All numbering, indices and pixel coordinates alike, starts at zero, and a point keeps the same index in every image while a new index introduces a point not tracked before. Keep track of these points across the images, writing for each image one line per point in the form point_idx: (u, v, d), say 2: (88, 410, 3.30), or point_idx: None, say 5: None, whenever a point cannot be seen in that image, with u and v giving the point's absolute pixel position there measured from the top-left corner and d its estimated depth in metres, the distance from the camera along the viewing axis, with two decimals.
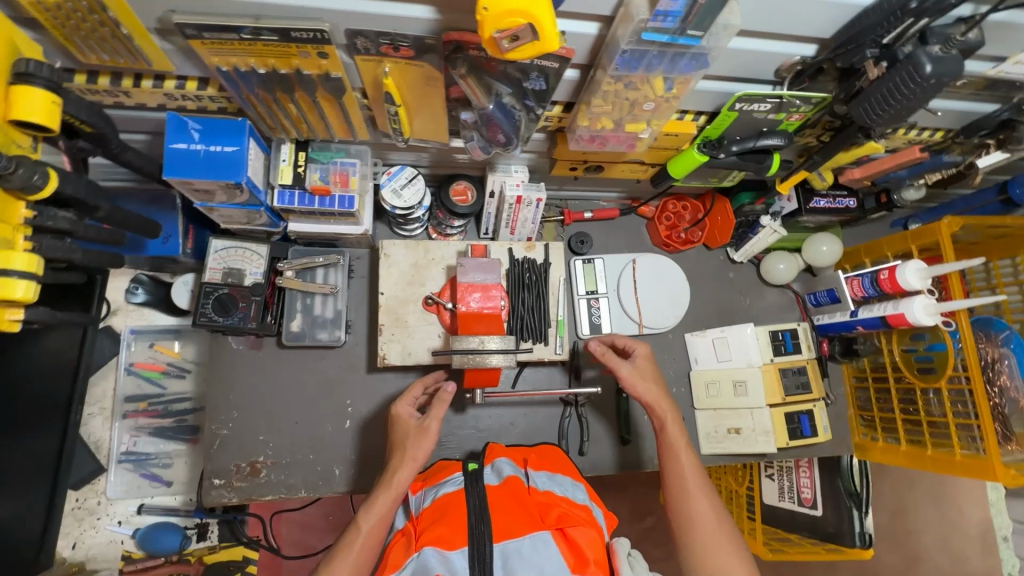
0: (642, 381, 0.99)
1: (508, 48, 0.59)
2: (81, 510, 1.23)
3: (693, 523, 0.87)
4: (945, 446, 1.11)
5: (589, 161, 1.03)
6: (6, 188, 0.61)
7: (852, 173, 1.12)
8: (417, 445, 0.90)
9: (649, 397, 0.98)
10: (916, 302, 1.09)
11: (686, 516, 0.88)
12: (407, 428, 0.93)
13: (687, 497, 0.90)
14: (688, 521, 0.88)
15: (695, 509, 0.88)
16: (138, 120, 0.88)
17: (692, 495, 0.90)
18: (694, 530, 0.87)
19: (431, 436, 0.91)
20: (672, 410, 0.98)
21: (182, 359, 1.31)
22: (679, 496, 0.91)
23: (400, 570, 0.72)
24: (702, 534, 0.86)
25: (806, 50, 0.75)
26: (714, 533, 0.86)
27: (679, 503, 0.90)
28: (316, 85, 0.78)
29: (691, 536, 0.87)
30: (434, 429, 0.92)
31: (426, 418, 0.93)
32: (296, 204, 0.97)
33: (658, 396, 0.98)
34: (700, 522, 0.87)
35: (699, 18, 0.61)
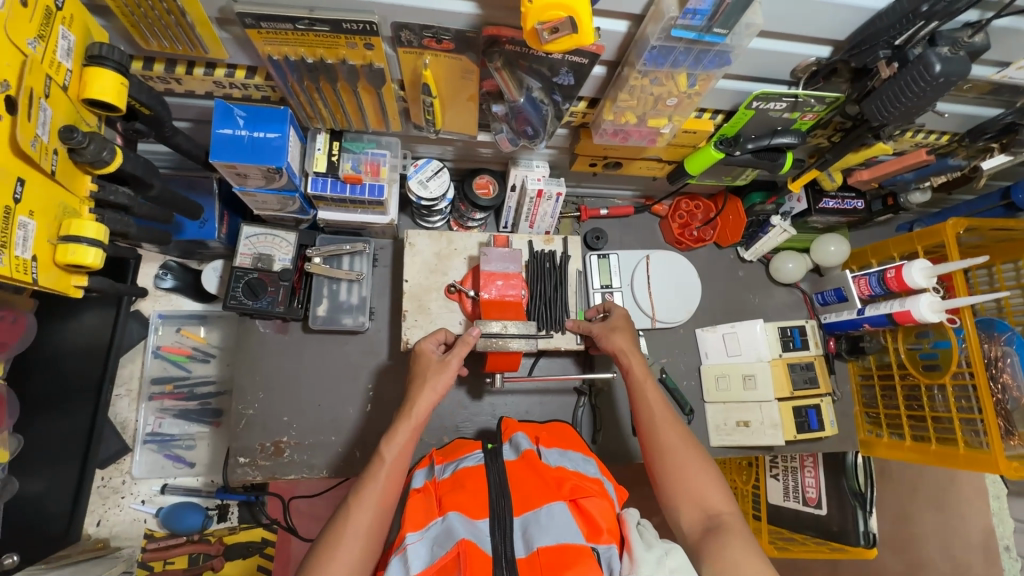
0: (609, 333, 1.06)
1: (548, 40, 0.64)
2: (106, 488, 1.27)
3: (665, 454, 0.89)
4: (949, 441, 1.14)
5: (609, 157, 1.07)
6: (77, 161, 0.65)
7: (859, 175, 1.16)
8: (439, 379, 0.94)
9: (618, 345, 1.04)
10: (922, 299, 1.13)
11: (658, 448, 0.90)
12: (429, 361, 0.96)
13: (657, 430, 0.92)
14: (659, 452, 0.90)
15: (665, 440, 0.90)
16: (185, 107, 0.93)
17: (660, 428, 0.92)
18: (667, 459, 0.89)
19: (452, 371, 0.95)
20: (640, 356, 1.03)
21: (207, 344, 1.34)
22: (649, 430, 0.93)
23: (424, 530, 0.77)
24: (675, 462, 0.88)
25: (821, 51, 0.80)
26: (686, 460, 0.88)
27: (650, 437, 0.92)
28: (358, 75, 0.82)
29: (664, 466, 0.88)
30: (455, 364, 0.96)
31: (447, 355, 0.97)
32: (329, 190, 1.02)
33: (625, 343, 1.04)
34: (671, 451, 0.89)
35: (724, 17, 0.66)
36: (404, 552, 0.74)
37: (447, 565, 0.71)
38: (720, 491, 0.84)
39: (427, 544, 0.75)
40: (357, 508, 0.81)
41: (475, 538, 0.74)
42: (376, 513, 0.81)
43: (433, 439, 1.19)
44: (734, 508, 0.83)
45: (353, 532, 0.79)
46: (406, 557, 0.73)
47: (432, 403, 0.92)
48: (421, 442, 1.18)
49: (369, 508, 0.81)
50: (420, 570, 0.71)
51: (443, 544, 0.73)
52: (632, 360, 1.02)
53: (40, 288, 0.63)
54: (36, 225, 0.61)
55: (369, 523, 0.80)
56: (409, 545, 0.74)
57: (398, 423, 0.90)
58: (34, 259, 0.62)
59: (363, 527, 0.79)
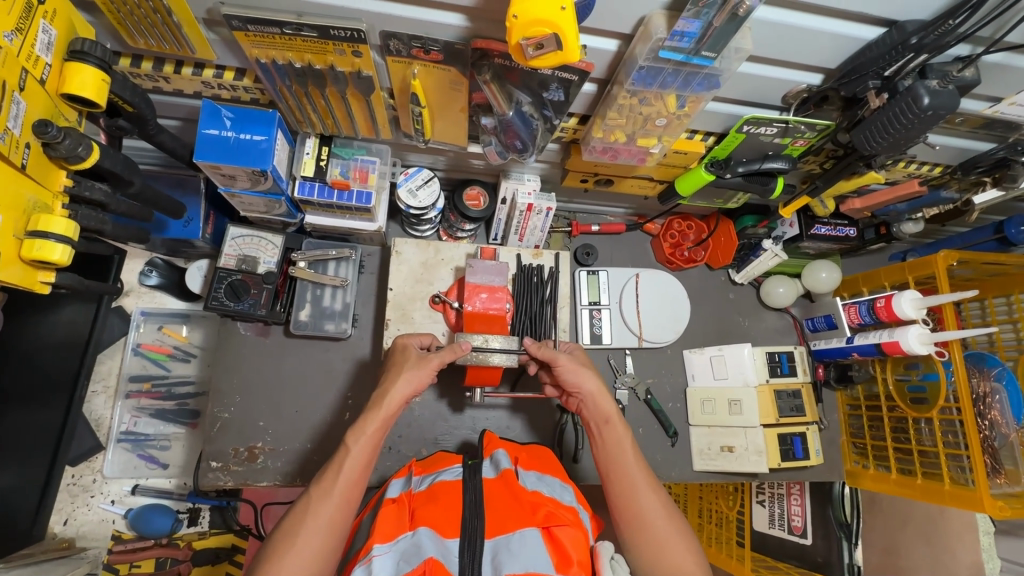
0: (579, 373, 0.97)
1: (532, 55, 0.63)
2: (76, 486, 1.24)
3: (644, 523, 0.85)
4: (935, 476, 1.12)
5: (600, 174, 1.07)
6: (52, 156, 0.65)
7: (852, 203, 1.16)
8: (417, 373, 0.92)
9: (590, 392, 0.97)
10: (911, 331, 1.11)
11: (637, 518, 0.86)
12: (408, 355, 0.95)
13: (637, 496, 0.87)
14: (640, 521, 0.85)
15: (645, 509, 0.86)
16: (174, 106, 0.93)
17: (640, 492, 0.87)
18: (647, 532, 0.84)
19: (432, 368, 0.93)
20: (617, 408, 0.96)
21: (189, 344, 1.32)
22: (627, 496, 0.87)
23: (394, 543, 0.74)
24: (655, 534, 0.84)
25: (812, 78, 0.80)
26: (668, 532, 0.84)
27: (628, 503, 0.87)
28: (347, 82, 0.82)
29: (643, 538, 0.84)
30: (434, 362, 0.93)
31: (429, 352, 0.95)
32: (316, 195, 1.00)
33: (598, 390, 0.97)
34: (652, 521, 0.85)
35: (713, 40, 0.65)
36: (369, 561, 0.71)
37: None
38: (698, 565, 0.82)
39: (394, 557, 0.72)
40: (318, 500, 0.79)
41: (443, 557, 0.71)
42: (338, 505, 0.79)
43: (410, 451, 1.16)
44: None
45: (313, 525, 0.77)
46: (370, 567, 0.70)
47: (405, 396, 0.90)
48: (399, 453, 1.16)
49: (332, 500, 0.80)
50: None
51: (410, 559, 0.70)
52: (605, 413, 0.95)
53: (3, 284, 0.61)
54: (1, 220, 0.60)
55: (331, 514, 0.78)
56: (374, 556, 0.71)
57: (366, 415, 0.88)
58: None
59: (325, 520, 0.78)
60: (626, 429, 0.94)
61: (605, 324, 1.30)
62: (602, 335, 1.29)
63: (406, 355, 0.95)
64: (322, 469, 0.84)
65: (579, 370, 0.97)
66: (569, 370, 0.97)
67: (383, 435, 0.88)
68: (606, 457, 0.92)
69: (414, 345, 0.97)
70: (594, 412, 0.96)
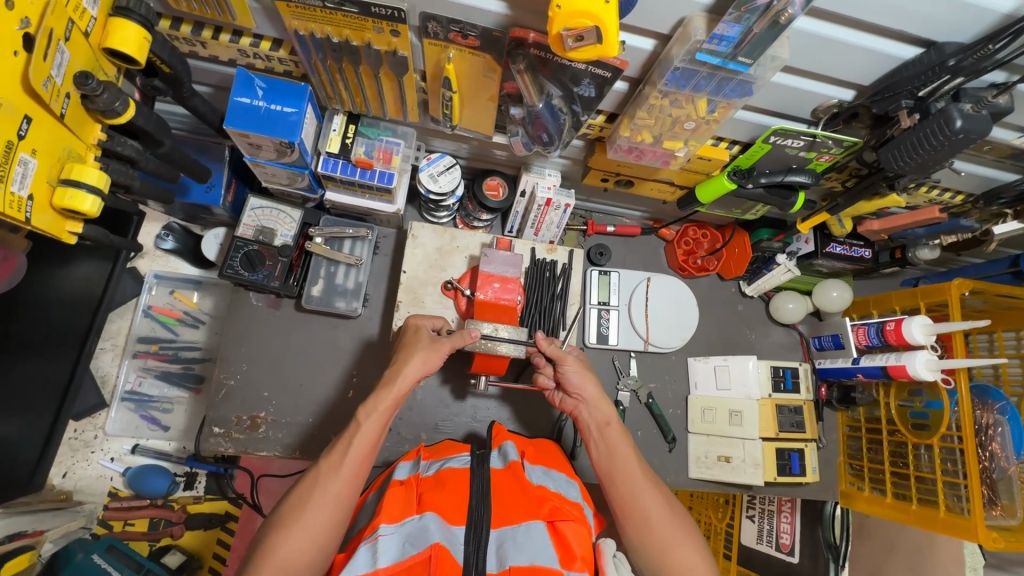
0: (582, 376, 0.98)
1: (571, 47, 0.63)
2: (77, 441, 1.25)
3: (647, 523, 0.86)
4: (930, 503, 1.13)
5: (621, 174, 1.07)
6: (89, 108, 0.66)
7: (870, 225, 1.17)
8: (429, 357, 0.92)
9: (588, 392, 0.97)
10: (919, 356, 1.11)
11: (641, 520, 0.86)
12: (420, 338, 0.95)
13: (637, 497, 0.88)
14: (643, 522, 0.86)
15: (648, 510, 0.86)
16: (207, 72, 0.94)
17: (641, 492, 0.88)
18: (650, 534, 0.85)
19: (442, 351, 0.93)
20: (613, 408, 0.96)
21: (199, 310, 1.33)
22: (628, 499, 0.88)
23: (400, 525, 0.76)
24: (658, 535, 0.85)
25: (843, 94, 0.80)
26: (672, 533, 0.85)
27: (629, 507, 0.87)
28: (381, 61, 0.83)
29: (646, 539, 0.85)
30: (446, 347, 0.94)
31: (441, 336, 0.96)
32: (339, 172, 1.01)
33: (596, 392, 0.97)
34: (656, 524, 0.85)
35: (751, 46, 0.65)
36: (375, 541, 0.73)
37: (416, 564, 0.70)
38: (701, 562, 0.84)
39: (400, 538, 0.75)
40: (327, 476, 0.80)
41: (449, 543, 0.74)
42: (347, 483, 0.80)
43: (410, 434, 1.17)
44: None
45: (320, 500, 0.78)
46: (375, 547, 0.73)
47: (418, 378, 0.91)
48: (398, 435, 1.16)
49: (342, 478, 0.80)
50: (387, 564, 0.71)
51: (416, 542, 0.73)
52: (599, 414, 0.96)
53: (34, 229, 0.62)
54: (37, 165, 0.61)
55: (338, 491, 0.79)
56: (380, 536, 0.74)
57: (377, 394, 0.88)
58: (31, 198, 0.61)
59: (332, 496, 0.79)
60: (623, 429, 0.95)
61: (612, 324, 1.30)
62: (608, 335, 1.30)
63: (417, 335, 0.95)
64: (332, 444, 0.85)
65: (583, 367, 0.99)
66: (568, 371, 0.97)
67: (394, 413, 0.89)
68: (604, 461, 0.92)
69: (425, 327, 0.98)
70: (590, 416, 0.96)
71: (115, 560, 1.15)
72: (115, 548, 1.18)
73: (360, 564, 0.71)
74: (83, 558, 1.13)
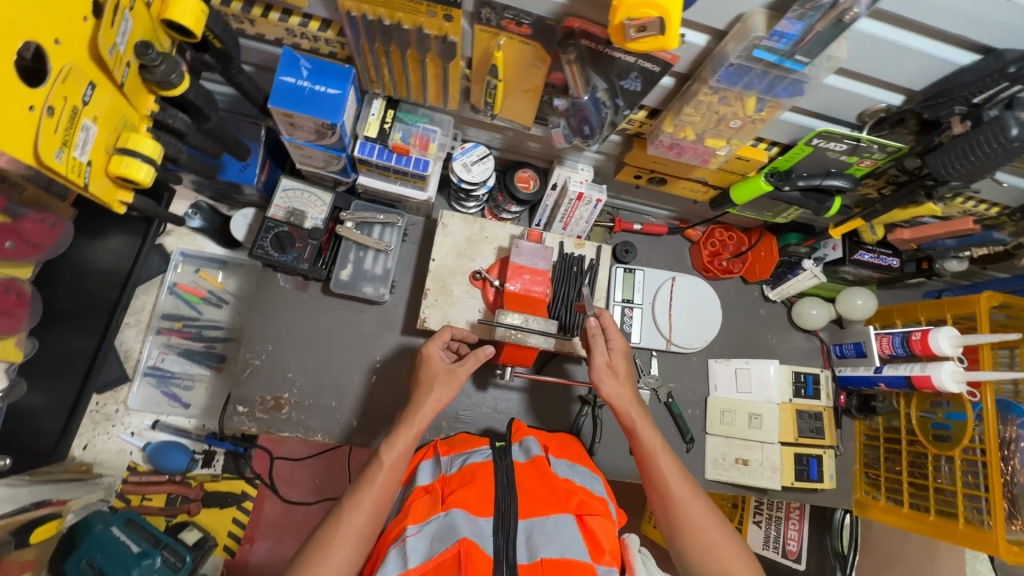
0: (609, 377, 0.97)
1: (632, 38, 0.63)
2: (98, 414, 1.26)
3: (691, 528, 0.85)
4: (949, 515, 1.12)
5: (656, 172, 1.07)
6: (148, 79, 0.68)
7: (901, 233, 1.17)
8: (445, 389, 0.93)
9: (624, 388, 0.97)
10: (945, 367, 1.11)
11: (684, 521, 0.86)
12: (436, 371, 0.95)
13: (679, 497, 0.88)
14: (685, 527, 0.85)
15: (690, 510, 0.86)
16: (252, 51, 0.94)
17: (681, 495, 0.88)
18: (695, 537, 0.85)
19: (458, 381, 0.95)
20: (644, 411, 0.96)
21: (223, 290, 1.34)
22: (670, 499, 0.88)
23: (425, 524, 0.75)
24: (703, 537, 0.84)
25: (892, 98, 0.80)
26: (716, 534, 0.85)
27: (672, 507, 0.87)
28: (429, 46, 0.83)
29: (692, 542, 0.85)
30: (462, 377, 0.95)
31: (455, 364, 0.96)
32: (374, 157, 1.01)
33: (631, 386, 0.97)
34: (700, 526, 0.85)
35: (810, 45, 0.65)
36: (403, 544, 0.72)
37: (444, 563, 0.69)
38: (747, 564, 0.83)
39: (427, 537, 0.73)
40: (358, 505, 0.81)
41: (476, 536, 0.72)
42: (376, 513, 0.81)
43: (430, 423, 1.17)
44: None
45: (343, 535, 0.78)
46: (404, 549, 0.71)
47: (437, 409, 0.92)
48: None
49: (363, 510, 0.80)
50: (417, 563, 0.69)
51: (444, 538, 0.71)
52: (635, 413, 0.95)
53: (89, 195, 0.64)
54: (96, 131, 0.64)
55: (361, 525, 0.79)
56: (407, 538, 0.73)
57: (398, 431, 0.89)
58: (89, 164, 0.63)
59: (354, 530, 0.79)
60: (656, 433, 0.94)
61: (636, 322, 1.30)
62: (631, 333, 1.30)
63: (436, 365, 0.96)
64: (360, 473, 0.86)
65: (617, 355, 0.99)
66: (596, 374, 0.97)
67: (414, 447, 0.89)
68: (641, 467, 0.92)
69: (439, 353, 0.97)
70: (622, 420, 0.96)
71: (133, 534, 1.15)
72: (134, 522, 1.17)
73: (391, 568, 0.69)
74: (100, 530, 1.13)
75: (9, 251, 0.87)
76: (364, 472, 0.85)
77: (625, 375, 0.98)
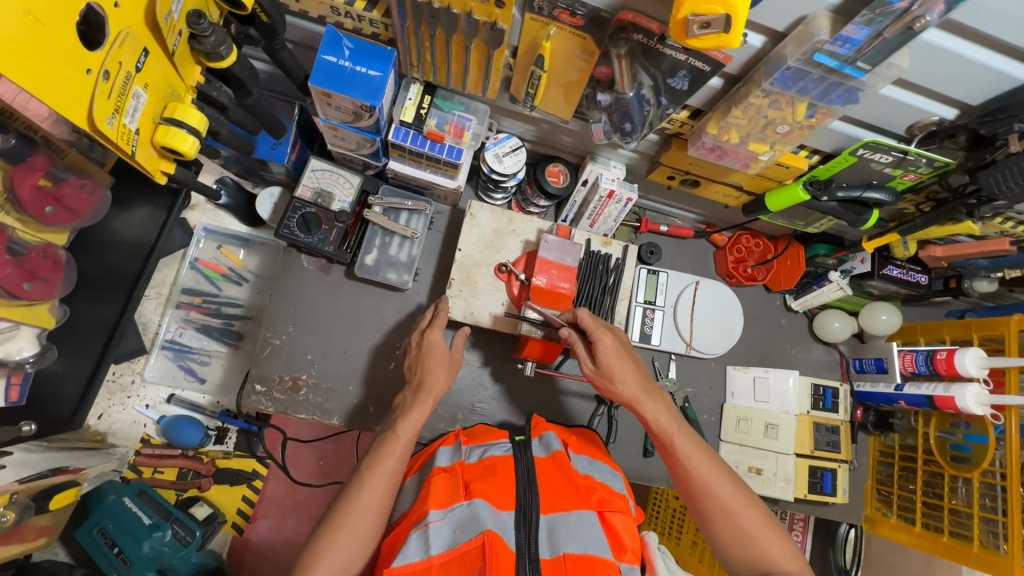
0: (614, 372, 0.92)
1: (693, 35, 0.62)
2: (114, 384, 1.26)
3: (724, 512, 0.83)
4: (964, 538, 1.11)
5: (690, 173, 1.05)
6: (197, 48, 0.71)
7: (932, 250, 1.16)
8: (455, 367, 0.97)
9: (626, 387, 0.92)
10: (970, 390, 1.09)
11: (720, 512, 0.83)
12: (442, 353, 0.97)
13: (711, 487, 0.85)
14: (719, 514, 0.83)
15: (725, 501, 0.84)
16: (295, 28, 0.93)
17: (709, 481, 0.85)
18: (732, 527, 0.82)
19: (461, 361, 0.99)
20: (661, 397, 0.92)
21: (244, 268, 1.33)
22: (703, 491, 0.85)
23: (447, 512, 0.74)
24: (740, 527, 0.82)
25: (946, 112, 0.78)
26: (755, 523, 0.82)
27: (705, 499, 0.84)
28: (477, 32, 0.81)
29: (730, 533, 0.82)
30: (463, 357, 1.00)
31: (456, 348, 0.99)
32: (409, 142, 1.00)
33: (634, 384, 0.92)
34: (737, 516, 0.83)
35: (873, 53, 0.64)
36: (425, 528, 0.72)
37: (468, 552, 0.68)
38: (789, 550, 0.81)
39: (449, 525, 0.72)
40: (370, 483, 0.80)
41: (500, 530, 0.71)
42: (389, 492, 0.80)
43: (446, 413, 1.13)
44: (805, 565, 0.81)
45: (364, 506, 0.78)
46: (426, 534, 0.71)
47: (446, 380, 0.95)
48: (435, 414, 1.13)
49: (383, 480, 0.80)
50: (440, 551, 0.69)
51: (467, 529, 0.70)
52: (652, 407, 0.91)
53: (136, 161, 0.67)
54: (146, 99, 0.66)
55: (381, 495, 0.79)
56: (430, 523, 0.72)
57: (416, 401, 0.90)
58: (137, 132, 0.66)
59: (376, 502, 0.79)
60: (676, 419, 0.91)
61: (656, 324, 1.28)
62: (651, 335, 1.28)
63: (439, 354, 0.96)
64: (372, 449, 0.85)
65: (606, 355, 0.92)
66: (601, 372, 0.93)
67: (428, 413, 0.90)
68: (665, 457, 0.89)
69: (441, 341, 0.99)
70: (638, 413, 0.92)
71: (144, 506, 1.16)
72: (145, 494, 1.18)
73: (413, 552, 0.70)
74: (113, 501, 1.16)
75: (49, 215, 0.89)
76: (378, 449, 0.85)
77: (624, 374, 0.92)
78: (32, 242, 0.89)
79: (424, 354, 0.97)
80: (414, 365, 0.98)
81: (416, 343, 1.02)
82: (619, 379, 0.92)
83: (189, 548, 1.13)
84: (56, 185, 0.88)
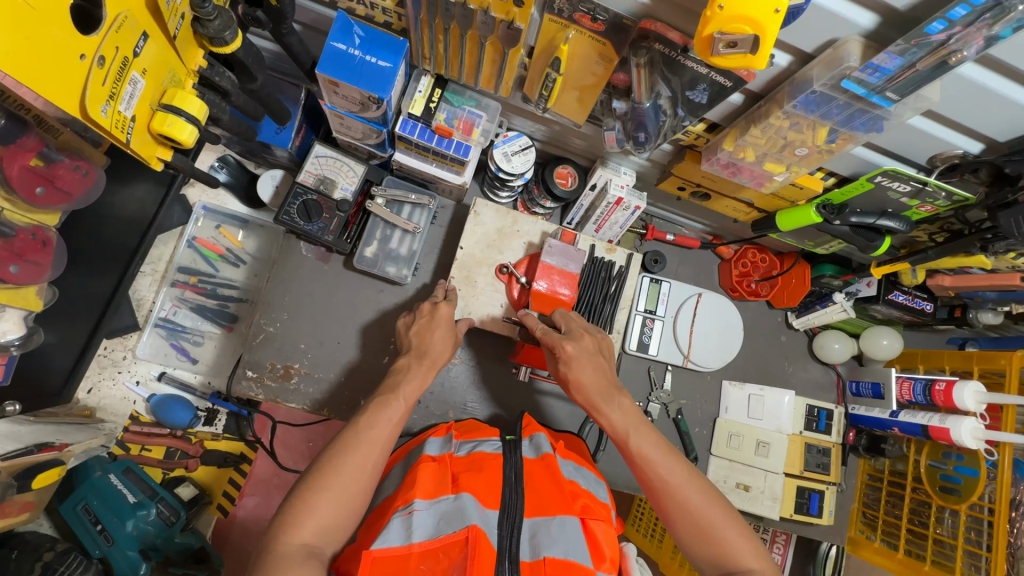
0: (575, 377, 0.89)
1: (718, 53, 0.60)
2: (105, 359, 1.25)
3: (687, 515, 0.79)
4: (945, 568, 1.07)
5: (702, 186, 1.03)
6: (202, 33, 0.73)
7: (941, 279, 1.12)
8: (448, 333, 0.96)
9: (583, 393, 0.89)
10: (966, 423, 1.05)
11: (681, 510, 0.79)
12: (444, 322, 0.96)
13: (672, 486, 0.80)
14: (683, 517, 0.79)
15: (685, 499, 0.79)
16: (305, 10, 0.90)
17: (671, 483, 0.81)
18: (695, 528, 0.78)
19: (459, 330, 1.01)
20: (620, 399, 0.88)
21: (242, 250, 1.30)
22: (664, 490, 0.81)
23: (436, 501, 0.73)
24: (703, 525, 0.78)
25: (970, 146, 0.76)
26: (718, 521, 0.78)
27: (665, 498, 0.80)
28: (493, 30, 0.78)
29: (692, 533, 0.78)
30: (462, 330, 1.02)
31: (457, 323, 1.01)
32: (416, 135, 0.97)
33: (592, 388, 0.88)
34: (699, 515, 0.78)
35: (904, 83, 0.63)
36: (409, 515, 0.70)
37: (451, 545, 0.66)
38: (757, 549, 0.77)
39: (434, 516, 0.71)
40: (366, 443, 0.78)
41: (484, 526, 0.69)
42: (383, 454, 0.79)
43: (438, 410, 1.12)
44: (772, 565, 0.77)
45: (357, 465, 0.75)
46: (410, 521, 0.69)
47: (448, 344, 0.95)
48: (426, 410, 1.11)
49: (378, 445, 0.79)
50: (421, 539, 0.67)
51: (452, 522, 0.69)
52: (609, 409, 0.87)
53: (131, 148, 0.69)
54: (144, 85, 0.68)
55: (376, 458, 0.77)
56: (415, 510, 0.70)
57: (414, 372, 0.89)
58: (133, 120, 0.68)
59: (370, 463, 0.77)
60: (637, 419, 0.86)
61: (655, 334, 1.26)
62: (649, 345, 1.26)
63: (444, 329, 0.95)
64: (367, 410, 0.83)
65: (570, 364, 0.90)
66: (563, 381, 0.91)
67: (428, 383, 0.90)
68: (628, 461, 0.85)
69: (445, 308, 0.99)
70: (596, 418, 0.89)
71: (130, 483, 1.16)
72: (132, 472, 1.18)
73: (394, 537, 0.67)
74: (99, 477, 1.15)
75: (40, 197, 0.87)
76: (374, 410, 0.82)
77: (582, 380, 0.89)
78: (23, 224, 0.88)
79: (432, 327, 0.96)
80: (415, 332, 0.96)
81: (421, 309, 0.99)
82: (577, 385, 0.89)
83: (174, 529, 1.15)
84: (48, 166, 0.86)
